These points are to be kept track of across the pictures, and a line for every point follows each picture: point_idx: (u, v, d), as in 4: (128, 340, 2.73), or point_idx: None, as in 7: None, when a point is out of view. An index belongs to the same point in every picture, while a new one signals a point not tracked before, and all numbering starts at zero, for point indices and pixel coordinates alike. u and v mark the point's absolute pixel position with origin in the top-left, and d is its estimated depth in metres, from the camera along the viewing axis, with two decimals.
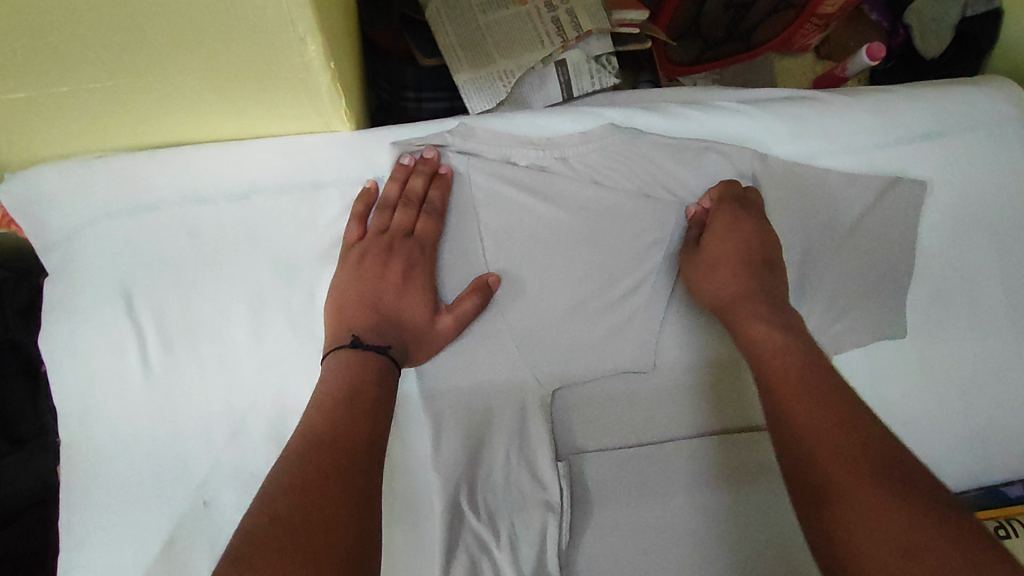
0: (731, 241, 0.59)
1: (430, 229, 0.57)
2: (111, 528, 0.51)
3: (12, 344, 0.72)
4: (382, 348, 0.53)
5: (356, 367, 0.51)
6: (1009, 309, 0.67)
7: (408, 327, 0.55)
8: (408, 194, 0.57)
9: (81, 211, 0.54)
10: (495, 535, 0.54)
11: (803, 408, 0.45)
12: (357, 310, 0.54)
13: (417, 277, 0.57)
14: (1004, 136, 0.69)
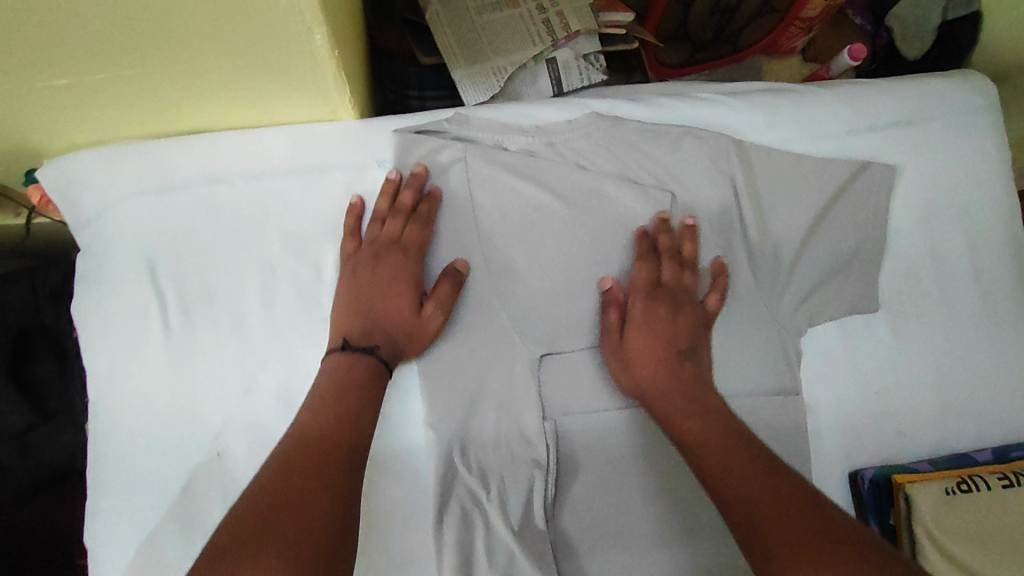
0: (652, 337, 0.62)
1: (417, 236, 0.61)
2: (133, 475, 0.56)
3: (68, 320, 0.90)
4: (370, 350, 0.57)
5: (348, 367, 0.55)
6: (979, 286, 0.71)
7: (395, 330, 0.59)
8: (394, 208, 0.61)
9: (111, 191, 0.60)
10: (485, 489, 0.59)
11: (723, 472, 0.52)
12: (350, 317, 0.58)
13: (404, 285, 0.60)
14: (975, 123, 0.73)
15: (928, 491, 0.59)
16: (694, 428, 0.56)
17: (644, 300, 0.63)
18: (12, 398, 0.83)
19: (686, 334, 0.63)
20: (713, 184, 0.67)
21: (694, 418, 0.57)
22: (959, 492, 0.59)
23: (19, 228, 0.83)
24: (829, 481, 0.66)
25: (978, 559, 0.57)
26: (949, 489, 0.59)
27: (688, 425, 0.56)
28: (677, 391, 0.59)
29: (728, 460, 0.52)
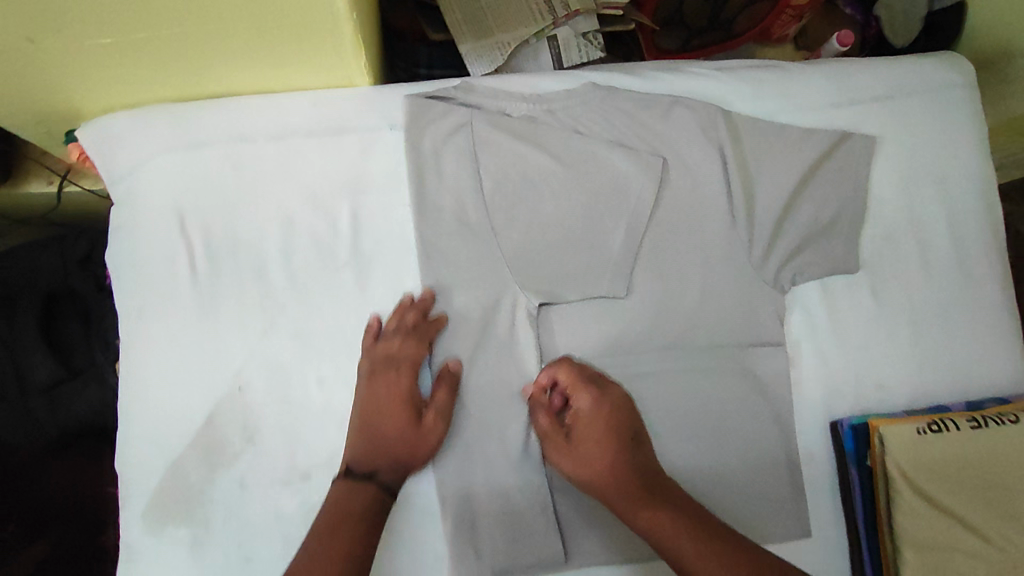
0: (595, 430, 0.64)
1: (418, 355, 0.63)
2: (162, 406, 0.62)
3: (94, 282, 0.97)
4: (367, 480, 0.59)
5: (346, 495, 0.58)
6: (955, 251, 0.75)
7: (393, 456, 0.61)
8: (389, 370, 0.62)
9: (142, 149, 0.65)
10: (486, 425, 0.65)
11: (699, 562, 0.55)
12: (354, 428, 0.62)
13: (401, 433, 0.61)
14: (953, 99, 0.77)
15: (903, 432, 0.64)
16: (656, 519, 0.58)
17: (583, 394, 0.65)
18: (42, 354, 0.89)
19: (628, 422, 0.65)
20: (703, 150, 0.71)
21: (656, 509, 0.59)
22: (931, 432, 0.64)
23: (49, 198, 0.89)
24: (808, 429, 0.71)
25: (944, 491, 0.63)
26: (921, 430, 0.64)
27: (652, 519, 0.59)
28: (631, 486, 0.61)
29: (699, 552, 0.56)
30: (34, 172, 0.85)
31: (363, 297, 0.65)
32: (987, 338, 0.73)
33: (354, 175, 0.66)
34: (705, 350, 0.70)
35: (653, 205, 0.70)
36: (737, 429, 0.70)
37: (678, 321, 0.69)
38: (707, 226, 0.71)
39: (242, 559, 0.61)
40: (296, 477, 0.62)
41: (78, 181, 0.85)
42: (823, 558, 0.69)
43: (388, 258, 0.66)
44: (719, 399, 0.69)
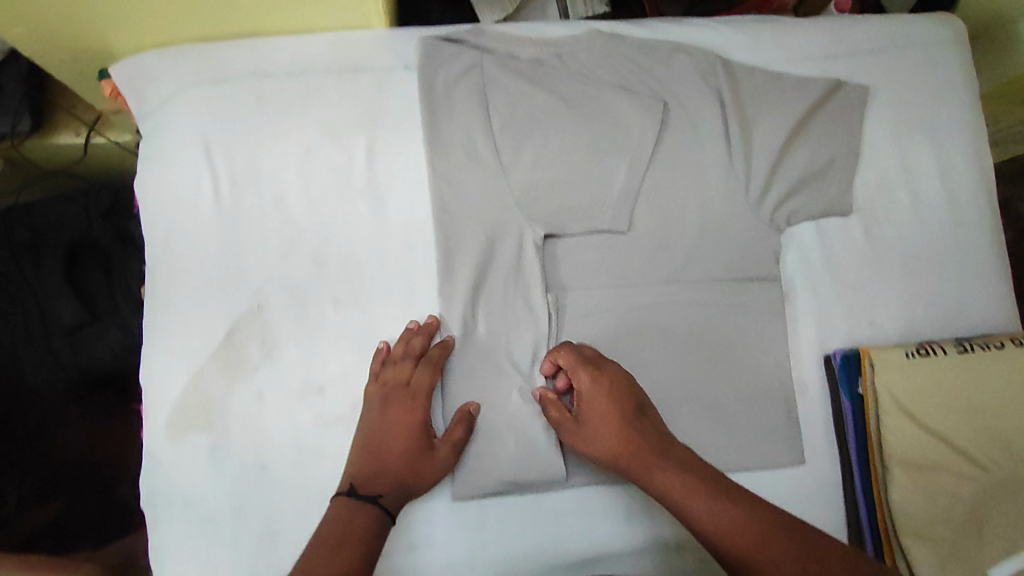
0: (599, 405, 0.62)
1: (426, 380, 0.65)
2: (186, 321, 0.66)
3: (119, 233, 1.00)
4: (372, 499, 0.60)
5: (350, 516, 0.58)
6: (946, 197, 0.78)
7: (399, 481, 0.62)
8: (399, 390, 0.64)
9: (170, 84, 0.69)
10: (493, 347, 0.68)
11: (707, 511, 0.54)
12: (362, 453, 0.63)
13: (409, 451, 0.63)
14: (945, 51, 0.80)
15: (890, 356, 0.68)
16: (670, 482, 0.57)
17: (581, 372, 0.64)
18: (66, 297, 0.94)
19: (630, 393, 0.63)
20: (703, 94, 0.74)
21: (664, 468, 0.58)
22: (918, 355, 0.68)
23: (75, 151, 0.93)
24: (801, 360, 0.74)
25: (931, 410, 0.66)
26: (909, 354, 0.68)
27: (662, 479, 0.58)
28: (640, 454, 0.60)
29: (706, 503, 0.55)
30: (62, 124, 0.90)
31: (376, 223, 0.69)
32: (976, 280, 0.76)
33: (370, 110, 0.70)
34: (702, 283, 0.73)
35: (654, 144, 0.73)
36: (734, 358, 0.72)
37: (675, 256, 0.73)
38: (706, 167, 0.74)
39: (258, 465, 0.65)
40: (311, 389, 0.67)
41: (105, 133, 0.90)
42: (815, 485, 0.71)
43: (401, 189, 0.70)
44: (716, 330, 0.72)
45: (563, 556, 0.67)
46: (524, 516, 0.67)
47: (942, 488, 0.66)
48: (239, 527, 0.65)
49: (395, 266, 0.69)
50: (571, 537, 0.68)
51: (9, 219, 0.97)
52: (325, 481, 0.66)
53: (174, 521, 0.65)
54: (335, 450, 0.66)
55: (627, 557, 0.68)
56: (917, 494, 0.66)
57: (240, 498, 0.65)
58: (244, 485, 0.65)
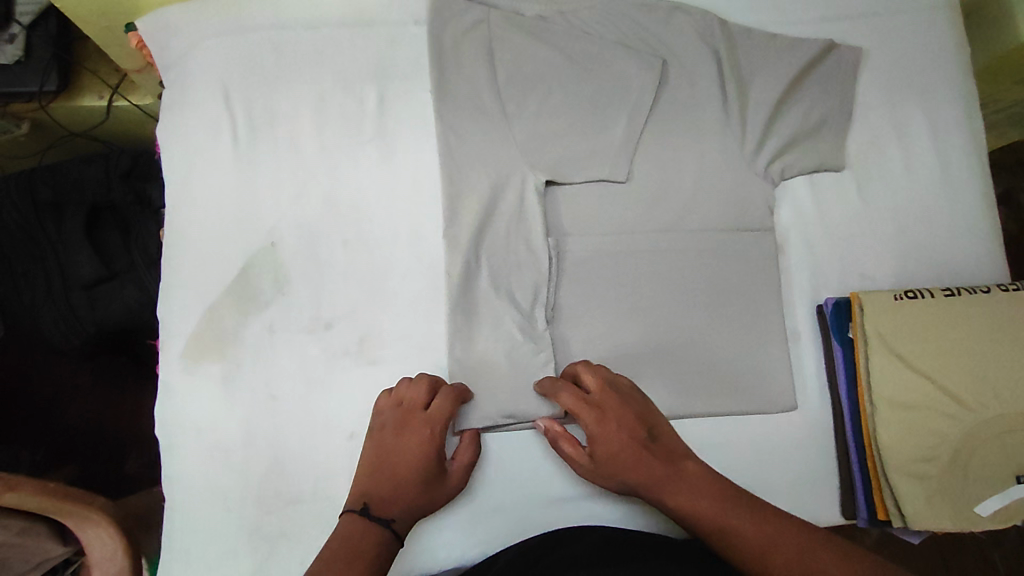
0: (611, 441, 0.63)
1: (444, 408, 0.64)
2: (201, 258, 0.69)
3: (137, 195, 1.02)
4: (384, 523, 0.59)
5: (359, 537, 0.57)
6: (937, 155, 0.80)
7: (410, 507, 0.61)
8: (419, 415, 0.63)
9: (194, 34, 0.73)
10: (496, 287, 0.70)
11: (732, 526, 0.57)
12: (374, 475, 0.62)
13: (422, 478, 0.62)
14: (933, 16, 0.83)
15: (878, 298, 0.70)
16: (692, 506, 0.59)
17: (588, 415, 0.63)
18: (85, 252, 0.95)
19: (640, 418, 0.64)
20: (699, 52, 0.78)
21: (685, 493, 0.60)
22: (906, 299, 0.70)
23: (99, 114, 0.97)
24: (794, 310, 0.76)
25: (918, 350, 0.68)
26: (897, 297, 0.70)
27: (685, 503, 0.60)
28: (659, 485, 0.61)
29: (733, 521, 0.57)
30: (88, 88, 0.94)
31: (385, 169, 0.72)
32: (966, 237, 0.78)
33: (381, 64, 0.74)
34: (700, 233, 0.75)
35: (653, 100, 0.76)
36: (731, 306, 0.74)
37: (672, 207, 0.75)
38: (704, 122, 0.77)
39: (267, 397, 0.66)
40: (320, 325, 0.68)
41: (127, 96, 0.93)
42: (808, 429, 0.73)
43: (410, 137, 0.73)
44: (713, 278, 0.74)
45: (561, 492, 0.69)
46: (523, 452, 0.69)
47: (928, 426, 0.67)
48: (248, 457, 0.65)
49: (403, 209, 0.71)
50: (570, 474, 0.69)
51: (34, 179, 1.00)
52: (332, 414, 0.67)
53: (184, 451, 0.65)
54: (341, 384, 0.68)
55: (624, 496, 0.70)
56: (903, 432, 0.68)
57: (250, 430, 0.66)
58: (252, 417, 0.66)
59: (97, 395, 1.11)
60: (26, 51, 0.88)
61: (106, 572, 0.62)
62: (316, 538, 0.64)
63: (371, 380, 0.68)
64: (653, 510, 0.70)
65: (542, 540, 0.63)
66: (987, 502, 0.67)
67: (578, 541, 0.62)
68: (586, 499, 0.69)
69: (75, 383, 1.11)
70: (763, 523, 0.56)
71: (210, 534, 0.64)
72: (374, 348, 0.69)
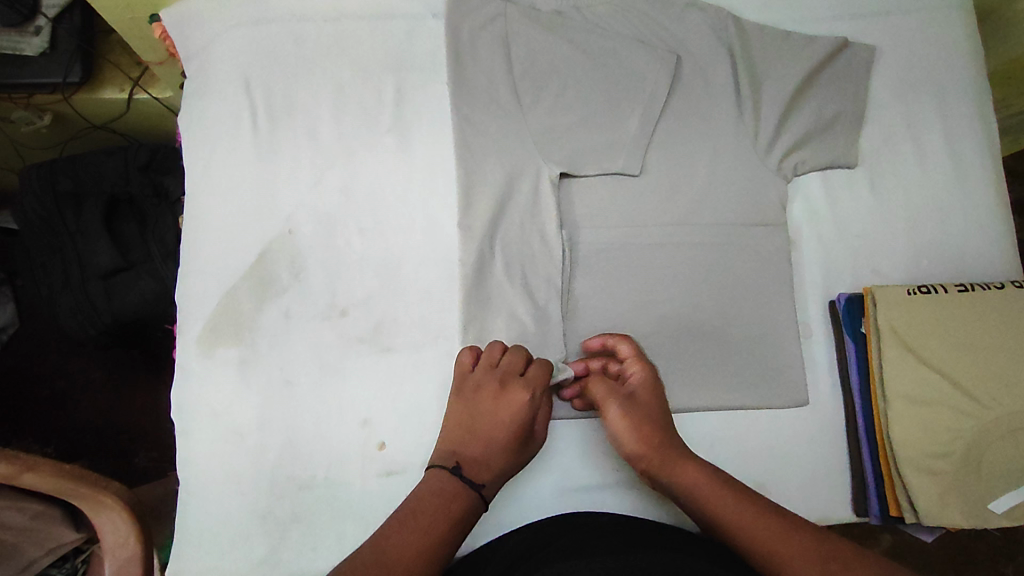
0: (650, 395, 0.66)
1: (540, 373, 0.64)
2: (219, 243, 0.70)
3: (154, 186, 1.02)
4: (476, 488, 0.59)
5: (451, 498, 0.58)
6: (949, 152, 0.80)
7: (500, 472, 0.61)
8: (517, 380, 0.63)
9: (216, 23, 0.74)
10: (511, 277, 0.71)
11: (736, 518, 0.57)
12: (467, 436, 0.62)
13: (516, 442, 0.62)
14: (946, 16, 0.84)
15: (892, 293, 0.70)
16: (699, 487, 0.60)
17: (637, 366, 0.67)
18: (103, 241, 0.96)
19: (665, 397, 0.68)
20: (713, 47, 0.78)
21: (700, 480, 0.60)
22: (920, 293, 0.70)
23: (120, 107, 0.98)
24: (807, 306, 0.76)
25: (932, 346, 0.68)
26: (910, 291, 0.70)
27: (696, 490, 0.60)
28: (676, 469, 0.62)
29: (731, 508, 0.58)
30: (110, 80, 0.95)
31: (402, 159, 0.73)
32: (979, 236, 0.78)
33: (398, 55, 0.75)
34: (713, 228, 0.75)
35: (667, 95, 0.77)
36: (743, 300, 0.74)
37: (686, 200, 0.76)
38: (717, 117, 0.77)
39: (281, 383, 0.67)
40: (335, 312, 0.69)
41: (148, 88, 0.95)
42: (818, 424, 0.73)
43: (425, 128, 0.74)
44: (726, 273, 0.75)
45: (572, 482, 0.69)
46: None
47: (942, 422, 0.67)
48: (263, 441, 0.66)
49: (418, 199, 0.72)
50: (580, 463, 0.70)
51: (55, 169, 1.00)
52: (346, 400, 0.67)
53: (201, 434, 0.66)
54: (355, 371, 0.68)
55: (633, 488, 0.70)
56: (916, 427, 0.67)
57: (265, 414, 0.66)
58: (267, 402, 0.66)
59: (107, 389, 1.12)
60: (51, 43, 0.90)
61: (118, 556, 0.63)
62: (329, 521, 0.65)
63: (385, 366, 0.68)
64: (666, 502, 0.70)
65: (552, 522, 0.63)
66: (1001, 498, 0.66)
67: (588, 524, 0.62)
68: (595, 489, 0.69)
69: (86, 376, 1.12)
70: (766, 518, 0.56)
71: (222, 517, 0.64)
72: (389, 335, 0.69)
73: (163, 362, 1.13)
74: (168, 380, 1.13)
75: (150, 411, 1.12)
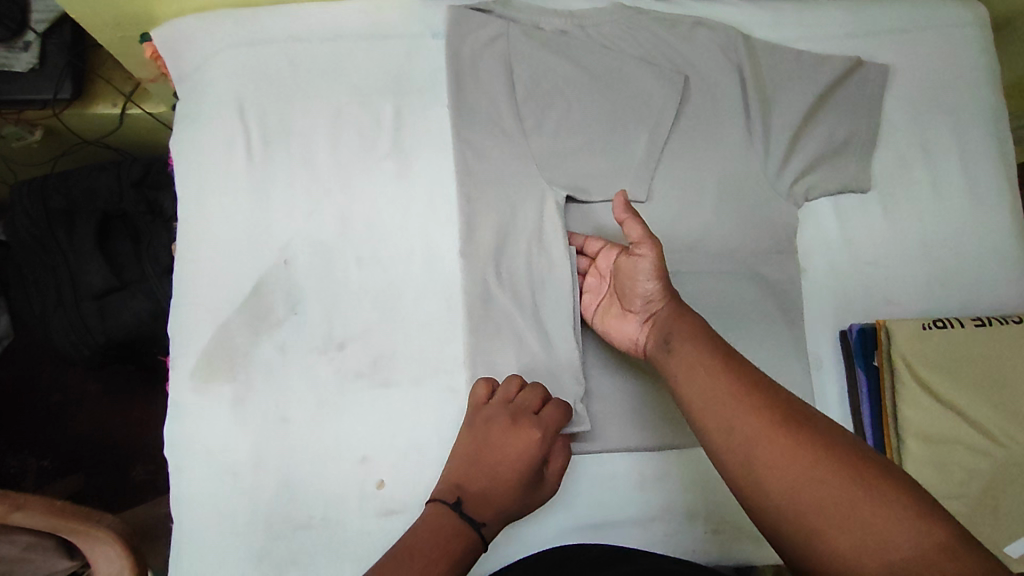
0: (658, 278, 0.59)
1: (554, 416, 0.62)
2: (214, 273, 0.68)
3: (149, 203, 1.00)
4: (475, 526, 0.57)
5: (448, 535, 0.55)
6: (966, 177, 0.78)
7: (502, 512, 0.59)
8: (528, 419, 0.61)
9: (209, 45, 0.72)
10: (518, 309, 0.68)
11: (715, 397, 0.51)
12: (472, 471, 0.60)
13: (521, 485, 0.60)
14: (963, 34, 0.81)
15: (906, 327, 0.68)
16: (691, 362, 0.54)
17: (647, 245, 0.58)
18: (96, 261, 0.94)
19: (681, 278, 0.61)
20: (723, 66, 0.76)
21: (695, 352, 0.54)
22: (935, 327, 0.68)
23: (112, 122, 0.96)
24: (820, 336, 0.74)
25: (948, 383, 0.66)
26: (926, 325, 0.68)
27: (687, 359, 0.54)
28: (676, 333, 0.56)
29: (721, 387, 0.51)
30: (102, 95, 0.92)
31: (401, 185, 0.71)
32: (996, 264, 0.76)
33: (397, 78, 0.73)
34: (723, 255, 0.73)
35: (675, 116, 0.74)
36: (754, 330, 0.71)
37: (695, 225, 0.73)
38: (726, 139, 0.75)
39: (279, 419, 0.65)
40: (332, 345, 0.67)
41: (141, 104, 0.92)
42: None
43: (425, 152, 0.72)
44: (737, 301, 0.72)
45: (579, 522, 0.66)
46: None
47: (957, 460, 0.65)
48: (259, 480, 0.64)
49: (417, 227, 0.70)
50: (586, 502, 0.66)
51: (46, 186, 0.98)
52: (344, 437, 0.65)
53: (196, 472, 0.64)
54: (353, 406, 0.66)
55: (642, 528, 0.66)
56: (931, 465, 0.66)
57: (261, 452, 0.64)
58: (263, 440, 0.65)
59: (103, 403, 1.10)
60: (41, 58, 0.88)
61: None
62: (327, 563, 0.63)
63: (384, 401, 0.66)
64: (677, 543, 0.67)
65: (547, 556, 0.58)
66: (1018, 540, 0.63)
67: (580, 556, 0.58)
68: (601, 528, 0.66)
69: (83, 391, 1.10)
70: (760, 403, 0.49)
71: (218, 557, 0.63)
72: (388, 369, 0.67)
73: (160, 377, 1.11)
74: (164, 395, 1.11)
75: (147, 426, 1.10)
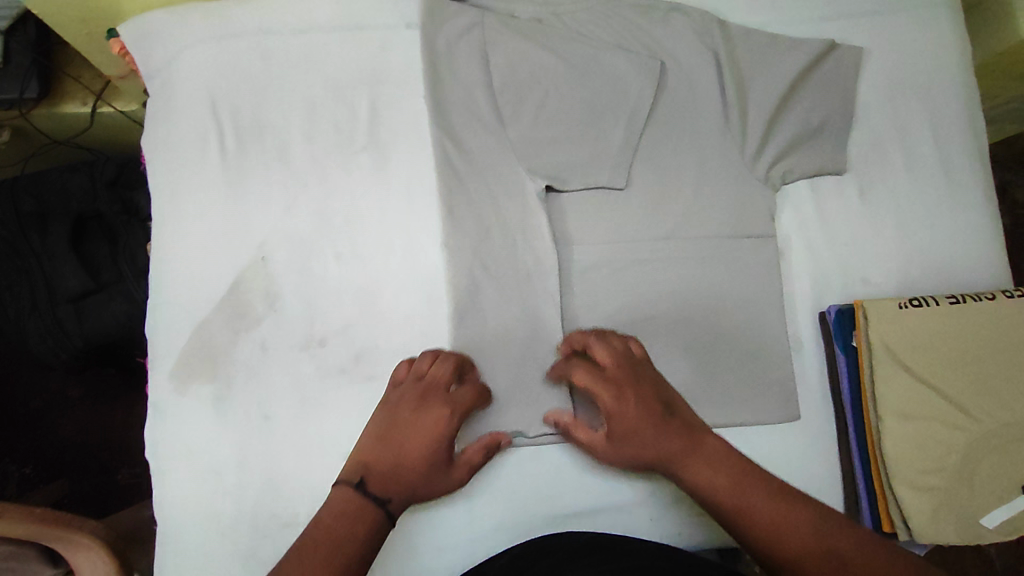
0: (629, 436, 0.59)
1: (465, 394, 0.62)
2: (190, 270, 0.67)
3: (125, 203, 0.98)
4: (377, 503, 0.56)
5: (352, 515, 0.55)
6: (939, 156, 0.79)
7: (409, 487, 0.58)
8: (439, 395, 0.61)
9: (179, 40, 0.71)
10: (502, 298, 0.68)
11: (781, 536, 0.51)
12: (381, 450, 0.59)
13: (428, 463, 0.59)
14: (935, 15, 0.82)
15: (882, 306, 0.69)
16: (732, 509, 0.54)
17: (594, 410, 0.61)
18: (71, 264, 0.92)
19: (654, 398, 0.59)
20: (698, 52, 0.76)
21: (722, 487, 0.55)
22: (910, 307, 0.69)
23: (83, 121, 0.94)
24: (799, 317, 0.75)
25: (923, 362, 0.68)
26: (901, 305, 0.69)
27: (724, 495, 0.55)
28: (701, 476, 0.56)
29: (770, 531, 0.52)
30: (71, 94, 0.91)
31: (378, 177, 0.70)
32: (969, 242, 0.77)
33: (372, 70, 0.73)
34: (704, 238, 0.73)
35: (652, 103, 0.74)
36: (736, 312, 0.72)
37: (674, 210, 0.73)
38: (703, 126, 0.75)
39: (262, 417, 0.64)
40: (313, 341, 0.66)
41: (112, 102, 0.91)
42: (813, 440, 0.71)
43: (402, 144, 0.71)
44: (717, 283, 0.72)
45: (564, 509, 0.66)
46: (520, 468, 0.66)
47: (934, 437, 0.66)
48: (243, 479, 0.63)
49: (395, 220, 0.69)
50: (571, 490, 0.67)
51: (16, 188, 0.96)
52: (328, 433, 0.65)
53: (178, 474, 0.64)
54: (336, 400, 0.66)
55: (628, 512, 0.67)
56: (911, 446, 0.67)
57: (244, 451, 0.64)
58: (246, 438, 0.64)
59: (84, 407, 1.09)
60: (3, 58, 0.85)
61: None
62: None
63: (367, 396, 0.66)
64: (662, 526, 0.67)
65: (529, 547, 0.59)
66: (992, 511, 0.65)
67: (562, 545, 0.58)
68: (586, 513, 0.67)
69: (63, 395, 1.09)
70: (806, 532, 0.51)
71: (203, 557, 0.62)
72: (370, 364, 0.66)
73: (141, 379, 1.09)
74: (146, 398, 1.09)
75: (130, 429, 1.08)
